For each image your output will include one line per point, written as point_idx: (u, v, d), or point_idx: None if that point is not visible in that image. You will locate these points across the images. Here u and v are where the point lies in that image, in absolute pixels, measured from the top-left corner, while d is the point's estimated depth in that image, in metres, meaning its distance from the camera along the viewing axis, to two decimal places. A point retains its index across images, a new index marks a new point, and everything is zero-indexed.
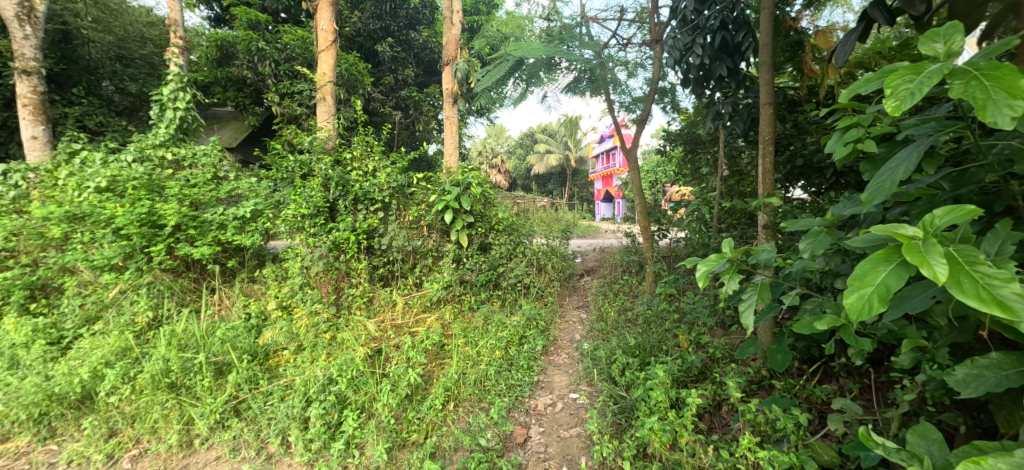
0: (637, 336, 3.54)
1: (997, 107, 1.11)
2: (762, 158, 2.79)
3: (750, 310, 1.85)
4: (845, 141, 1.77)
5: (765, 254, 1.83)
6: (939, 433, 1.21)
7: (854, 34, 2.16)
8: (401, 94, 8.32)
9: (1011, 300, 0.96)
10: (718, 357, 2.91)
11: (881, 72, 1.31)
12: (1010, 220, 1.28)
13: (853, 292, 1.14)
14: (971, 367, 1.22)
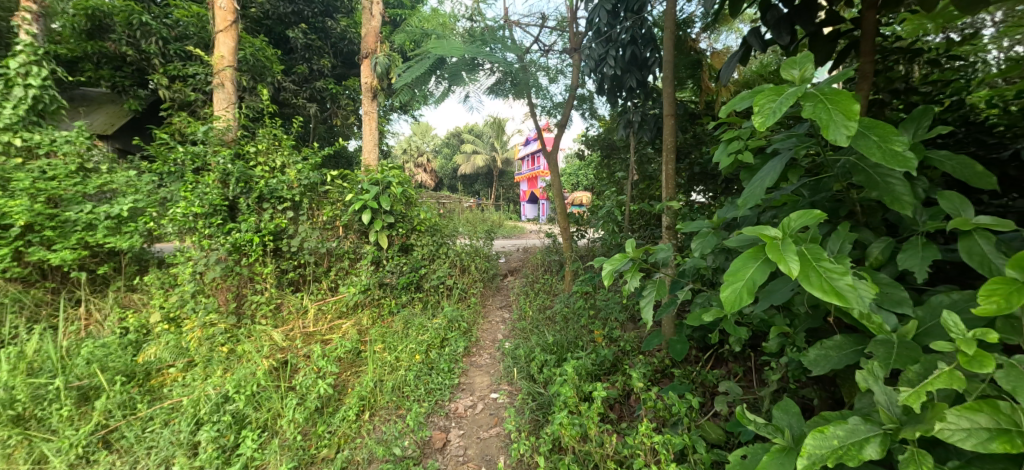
0: (555, 334, 3.66)
1: (837, 127, 1.28)
2: (664, 164, 3.01)
3: (650, 305, 1.98)
4: (728, 152, 1.98)
5: (661, 253, 1.98)
6: (798, 406, 1.35)
7: (736, 56, 2.41)
8: (316, 85, 7.78)
9: (845, 291, 1.13)
10: (628, 349, 3.10)
11: (752, 92, 1.49)
12: (848, 223, 1.51)
13: (728, 286, 1.27)
14: (822, 348, 1.40)
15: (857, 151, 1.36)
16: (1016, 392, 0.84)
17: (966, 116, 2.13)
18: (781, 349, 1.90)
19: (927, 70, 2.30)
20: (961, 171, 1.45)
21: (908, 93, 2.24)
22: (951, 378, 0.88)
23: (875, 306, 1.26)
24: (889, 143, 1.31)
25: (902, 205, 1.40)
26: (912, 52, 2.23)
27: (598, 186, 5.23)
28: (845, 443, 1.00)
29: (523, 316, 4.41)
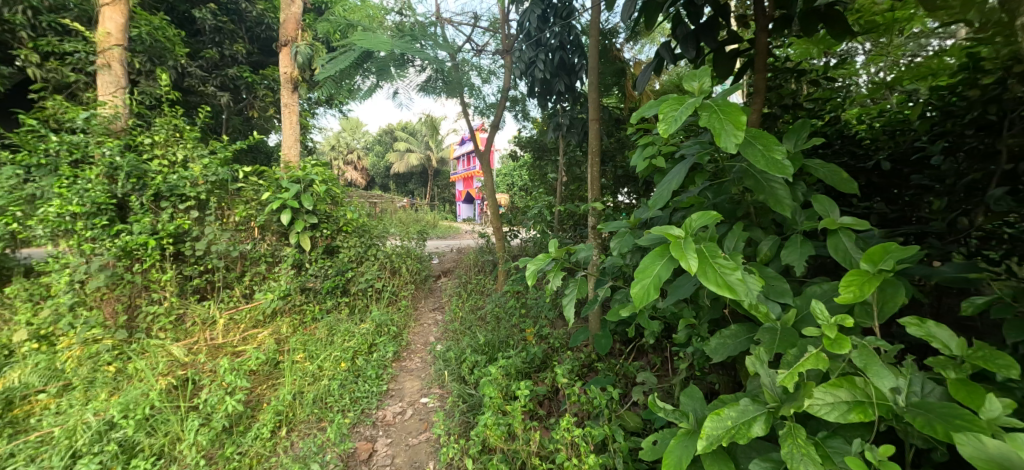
0: (486, 334, 3.65)
1: (728, 135, 1.40)
2: (589, 167, 3.11)
3: (572, 304, 2.03)
4: (644, 157, 2.09)
5: (582, 254, 2.04)
6: (701, 392, 1.45)
7: (649, 67, 2.53)
8: (229, 72, 6.70)
9: (736, 285, 1.23)
10: (557, 346, 3.17)
11: (657, 101, 1.59)
12: (742, 223, 1.66)
13: (637, 283, 1.34)
14: (721, 338, 1.52)
15: (745, 158, 1.50)
16: (867, 368, 0.96)
17: (841, 131, 2.46)
18: (689, 341, 2.04)
19: (810, 88, 2.59)
20: (831, 178, 1.64)
21: (793, 108, 2.52)
22: (818, 359, 1.00)
23: (763, 298, 1.39)
24: (771, 152, 1.46)
25: (784, 206, 1.57)
26: (797, 71, 2.51)
27: (529, 187, 5.29)
28: (736, 423, 1.09)
29: (456, 316, 4.36)
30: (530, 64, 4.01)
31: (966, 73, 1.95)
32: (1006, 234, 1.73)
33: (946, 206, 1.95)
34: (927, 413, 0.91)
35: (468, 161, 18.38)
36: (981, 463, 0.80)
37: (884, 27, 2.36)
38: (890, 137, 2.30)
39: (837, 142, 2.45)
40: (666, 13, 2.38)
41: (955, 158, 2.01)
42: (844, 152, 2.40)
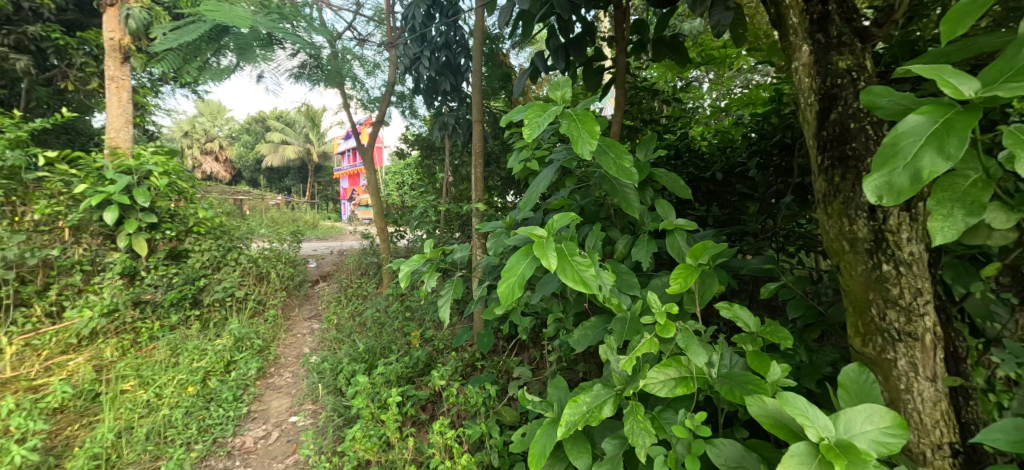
0: (368, 340, 3.44)
1: (584, 143, 1.43)
2: (472, 168, 3.10)
3: (447, 305, 1.99)
4: (521, 160, 2.14)
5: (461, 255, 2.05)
6: (565, 381, 1.54)
7: (524, 75, 2.58)
8: (30, 30, 5.02)
9: (589, 280, 1.31)
10: (441, 348, 3.10)
11: (523, 106, 1.59)
12: (600, 223, 1.80)
13: (504, 281, 1.35)
14: (584, 329, 1.65)
15: (600, 164, 1.61)
16: (688, 348, 1.11)
17: (689, 145, 2.83)
18: (557, 335, 2.14)
19: (663, 107, 2.96)
20: (672, 185, 1.87)
21: (649, 123, 2.87)
22: (651, 343, 1.12)
23: (617, 290, 1.54)
24: (621, 160, 1.60)
25: (633, 209, 1.75)
26: (652, 91, 2.85)
27: (412, 186, 5.13)
28: (590, 408, 1.16)
29: (335, 323, 4.05)
30: (415, 59, 3.89)
31: (776, 102, 2.36)
32: (802, 234, 2.12)
33: (759, 210, 2.34)
34: (730, 382, 1.08)
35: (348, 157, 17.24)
36: (764, 419, 0.88)
37: (718, 60, 2.71)
38: (721, 152, 2.69)
39: (685, 155, 2.83)
40: (541, 22, 2.49)
41: (766, 171, 2.42)
42: (691, 162, 2.78)
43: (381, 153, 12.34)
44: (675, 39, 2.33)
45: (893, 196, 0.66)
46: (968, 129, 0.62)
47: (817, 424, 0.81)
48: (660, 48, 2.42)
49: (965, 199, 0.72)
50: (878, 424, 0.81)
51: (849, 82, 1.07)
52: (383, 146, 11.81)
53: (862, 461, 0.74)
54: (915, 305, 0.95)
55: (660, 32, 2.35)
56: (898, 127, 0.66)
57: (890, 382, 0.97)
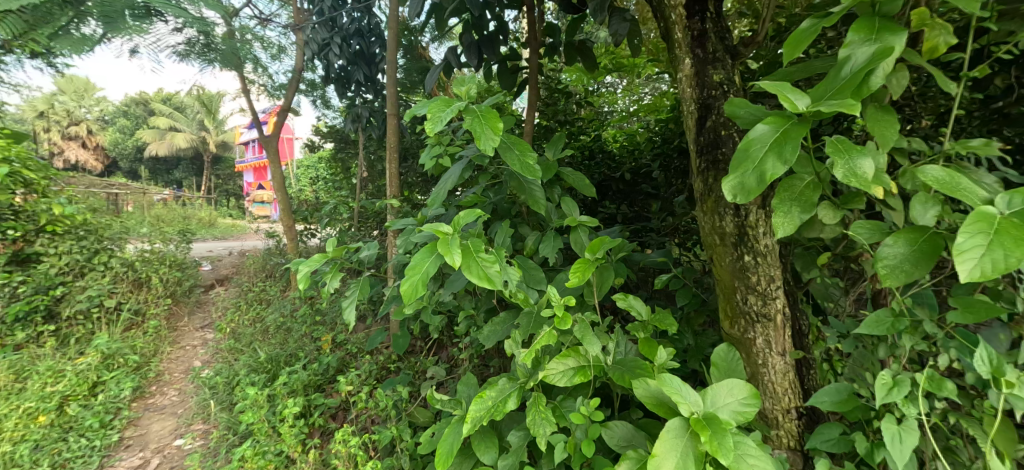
0: (273, 348, 3.16)
1: (488, 139, 1.31)
2: (387, 163, 2.94)
3: (351, 306, 1.83)
4: (432, 156, 2.01)
5: (369, 253, 1.91)
6: (475, 378, 1.53)
7: (437, 70, 2.49)
8: None
9: (494, 276, 1.18)
10: (354, 352, 2.92)
11: (427, 98, 1.45)
12: (508, 220, 1.79)
13: (407, 279, 1.13)
14: (493, 325, 1.64)
15: (505, 161, 1.52)
16: (584, 338, 1.16)
17: (602, 147, 2.96)
18: (468, 331, 2.08)
19: (578, 108, 3.17)
20: (579, 183, 1.93)
21: (565, 124, 3.05)
22: (550, 336, 1.16)
23: (525, 285, 1.57)
24: (526, 158, 1.52)
25: (539, 206, 1.78)
26: (565, 93, 3.06)
27: (321, 181, 4.78)
28: (495, 403, 1.17)
29: (234, 331, 3.68)
30: (325, 46, 3.65)
31: (675, 109, 2.53)
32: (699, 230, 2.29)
33: (661, 208, 2.49)
34: (622, 368, 1.15)
35: (249, 148, 15.74)
36: (649, 400, 0.96)
37: (627, 68, 2.90)
38: (630, 154, 2.83)
39: (598, 155, 2.95)
40: (455, 17, 2.47)
41: (667, 172, 2.58)
42: (603, 163, 2.89)
43: (292, 144, 11.43)
44: (583, 45, 2.44)
45: (745, 196, 0.75)
46: (801, 138, 0.73)
47: (689, 400, 0.89)
48: (570, 52, 2.52)
49: (800, 198, 0.84)
50: (737, 396, 0.92)
51: (721, 94, 1.20)
52: (295, 136, 10.94)
53: (725, 429, 0.83)
54: (769, 289, 1.09)
55: (569, 37, 2.46)
56: (749, 134, 0.76)
57: (751, 358, 1.11)
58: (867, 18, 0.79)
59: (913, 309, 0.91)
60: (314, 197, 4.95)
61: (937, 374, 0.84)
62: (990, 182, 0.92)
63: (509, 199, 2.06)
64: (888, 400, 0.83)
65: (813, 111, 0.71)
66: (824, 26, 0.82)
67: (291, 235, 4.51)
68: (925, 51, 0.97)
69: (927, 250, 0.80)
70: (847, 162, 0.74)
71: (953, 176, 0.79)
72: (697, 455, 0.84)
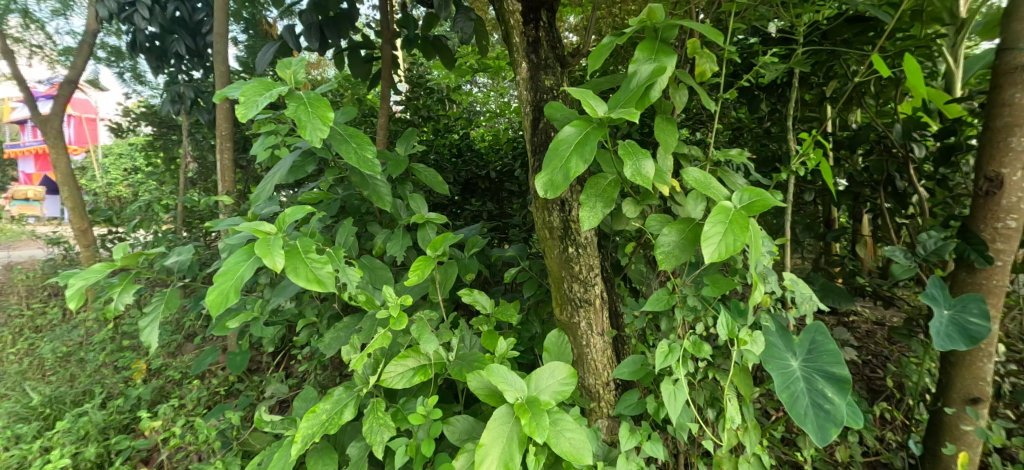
0: (56, 385, 2.48)
1: (313, 127, 1.11)
2: (218, 153, 2.45)
3: (155, 325, 1.41)
4: (267, 146, 1.64)
5: (181, 258, 1.58)
6: (315, 391, 1.34)
7: (273, 48, 2.16)
8: None
9: (326, 278, 1.03)
10: (177, 379, 2.44)
11: (243, 78, 1.19)
12: (352, 217, 1.55)
13: (216, 287, 0.97)
14: (335, 331, 1.39)
15: (339, 155, 1.30)
16: (422, 337, 1.14)
17: (469, 145, 3.02)
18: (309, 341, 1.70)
19: (442, 105, 3.14)
20: (431, 180, 1.84)
21: (428, 120, 3.03)
22: (386, 338, 1.12)
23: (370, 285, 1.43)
24: (363, 150, 1.30)
25: (384, 203, 1.58)
26: (426, 88, 3.05)
27: (131, 173, 3.80)
28: (330, 415, 1.09)
29: None
30: (125, 7, 2.81)
31: None
32: None
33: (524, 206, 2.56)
34: (462, 363, 1.16)
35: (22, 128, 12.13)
36: (482, 391, 0.99)
37: (494, 69, 2.94)
38: (495, 154, 2.95)
39: (467, 153, 3.02)
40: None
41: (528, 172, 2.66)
42: (471, 160, 2.95)
43: (96, 127, 9.16)
44: (439, 42, 2.42)
45: (553, 191, 0.83)
46: (597, 141, 0.84)
47: (515, 387, 0.95)
48: (426, 48, 2.48)
49: (603, 194, 0.96)
50: (559, 377, 1.01)
51: (552, 98, 1.30)
52: (92, 116, 8.57)
53: (543, 410, 0.91)
54: (588, 277, 1.21)
55: (424, 32, 2.42)
56: (559, 134, 0.84)
57: (577, 340, 1.22)
58: (650, 40, 0.93)
59: (689, 288, 1.11)
60: (124, 192, 4.02)
61: (699, 340, 1.04)
62: (739, 183, 1.16)
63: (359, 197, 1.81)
64: (666, 364, 1.00)
65: (607, 117, 0.81)
66: (620, 44, 0.96)
67: (85, 241, 3.33)
68: (696, 75, 1.18)
69: (691, 239, 0.97)
70: (634, 163, 0.87)
71: (707, 178, 0.98)
72: (520, 437, 0.91)
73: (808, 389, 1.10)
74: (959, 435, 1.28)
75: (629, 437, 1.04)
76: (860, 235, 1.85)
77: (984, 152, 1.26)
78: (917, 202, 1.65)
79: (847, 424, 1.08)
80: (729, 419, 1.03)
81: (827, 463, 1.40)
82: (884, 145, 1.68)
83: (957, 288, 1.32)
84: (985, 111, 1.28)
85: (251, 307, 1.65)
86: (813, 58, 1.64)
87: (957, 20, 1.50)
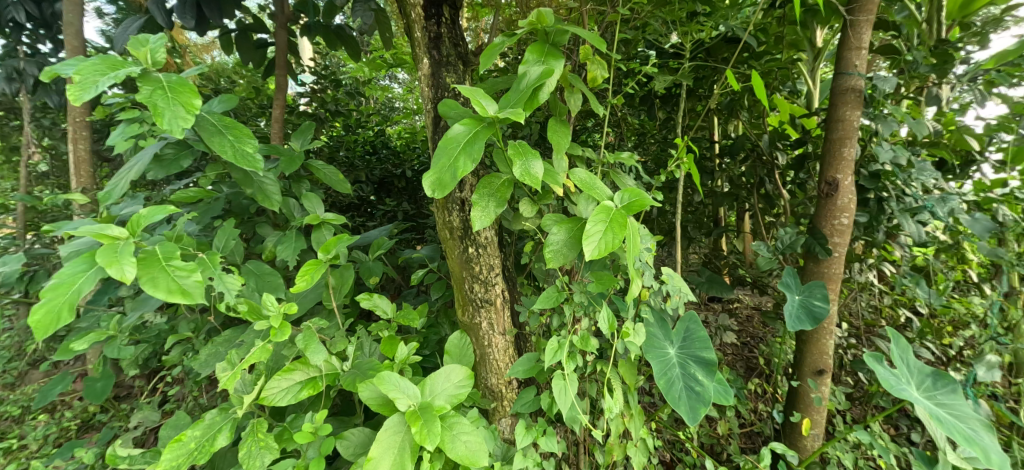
0: None
1: (172, 116, 0.97)
2: (68, 142, 2.03)
3: None
4: (127, 136, 1.39)
5: (5, 269, 1.30)
6: (188, 418, 1.18)
7: (136, 25, 1.81)
8: None
9: (193, 288, 0.92)
10: (15, 415, 2.01)
11: (81, 56, 1.02)
12: (234, 218, 1.36)
13: (44, 302, 0.82)
14: (212, 346, 1.23)
15: (211, 148, 1.17)
16: (308, 348, 1.05)
17: (386, 143, 2.96)
18: (181, 359, 1.44)
19: (353, 99, 2.91)
20: (331, 179, 1.71)
21: (337, 115, 2.81)
22: (266, 352, 1.02)
23: (254, 292, 1.27)
24: (241, 143, 1.18)
25: (272, 203, 1.43)
26: (333, 81, 2.72)
27: None
28: (199, 443, 0.97)
29: None
30: None
31: None
32: None
33: None
34: (356, 373, 1.10)
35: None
36: (373, 402, 0.96)
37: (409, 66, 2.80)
38: (411, 152, 2.90)
39: (382, 150, 2.98)
40: None
41: None
42: (388, 158, 2.90)
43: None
44: (343, 32, 2.28)
45: (441, 190, 0.82)
46: (486, 140, 0.85)
47: (406, 394, 0.93)
48: (329, 37, 2.33)
49: (496, 194, 0.96)
50: (456, 380, 1.00)
51: (453, 96, 1.28)
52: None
53: (436, 416, 0.90)
54: (489, 277, 1.21)
55: (326, 19, 2.28)
56: (447, 132, 0.83)
57: (479, 340, 1.22)
58: (541, 43, 0.96)
59: (579, 285, 1.15)
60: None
61: (586, 335, 1.09)
62: (629, 184, 1.23)
63: (246, 201, 1.60)
64: (556, 360, 1.03)
65: (496, 116, 0.83)
66: (511, 44, 1.01)
67: None
68: (588, 81, 1.23)
69: (578, 238, 1.01)
70: (523, 163, 0.89)
71: (592, 179, 1.02)
72: (412, 444, 0.90)
73: (682, 373, 1.20)
74: (808, 404, 1.48)
75: (525, 434, 1.06)
76: (739, 230, 2.06)
77: (826, 160, 1.46)
78: (781, 203, 1.87)
79: (716, 401, 1.20)
80: (616, 407, 1.10)
81: (711, 438, 1.53)
82: (756, 154, 1.88)
83: (805, 277, 1.53)
84: (826, 125, 1.48)
85: (107, 325, 1.40)
86: (695, 72, 1.80)
87: (815, 47, 1.72)
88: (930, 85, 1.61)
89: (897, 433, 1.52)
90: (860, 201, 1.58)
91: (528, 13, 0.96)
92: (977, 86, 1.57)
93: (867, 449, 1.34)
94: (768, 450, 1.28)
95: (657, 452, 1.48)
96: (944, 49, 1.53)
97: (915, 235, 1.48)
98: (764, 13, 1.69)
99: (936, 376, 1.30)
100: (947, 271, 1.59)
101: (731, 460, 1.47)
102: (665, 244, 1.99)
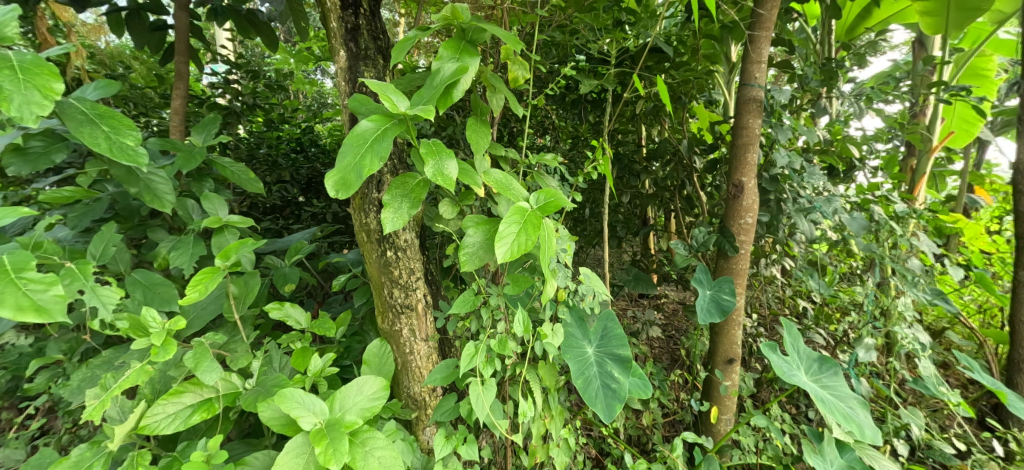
0: None
1: (22, 101, 0.84)
2: None
3: None
4: None
5: None
6: (54, 453, 1.02)
7: None
8: None
9: (50, 304, 0.79)
10: None
11: None
12: (116, 222, 1.20)
13: None
14: (86, 369, 1.07)
15: (80, 139, 1.02)
16: (198, 367, 0.95)
17: (313, 140, 2.82)
18: (51, 386, 1.25)
19: (276, 93, 2.66)
20: (240, 178, 1.55)
21: (254, 109, 2.54)
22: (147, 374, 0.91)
23: (140, 306, 1.13)
24: (119, 135, 1.04)
25: (163, 204, 1.27)
26: (252, 73, 2.48)
27: None
28: None
29: None
30: None
31: None
32: None
33: None
34: (259, 390, 1.01)
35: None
36: (276, 422, 0.90)
37: None
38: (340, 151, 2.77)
39: (310, 148, 2.83)
40: None
41: None
42: (316, 157, 2.77)
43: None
44: (256, 17, 2.11)
45: (345, 191, 0.78)
46: (394, 137, 0.82)
47: (312, 410, 0.88)
48: (241, 23, 2.14)
49: (409, 194, 0.93)
50: (367, 392, 0.95)
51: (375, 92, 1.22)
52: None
53: (343, 433, 0.85)
54: (409, 281, 1.16)
55: (237, 4, 2.09)
56: (353, 128, 0.79)
57: (400, 348, 1.17)
58: (457, 39, 0.94)
59: (498, 288, 1.14)
60: None
61: (504, 338, 1.08)
62: (552, 186, 1.24)
63: (135, 204, 1.41)
64: (472, 365, 1.01)
65: (406, 113, 0.81)
66: (426, 38, 0.97)
67: None
68: (511, 81, 1.22)
69: (494, 239, 1.00)
70: (436, 163, 0.86)
71: (508, 179, 1.01)
72: (317, 465, 0.85)
73: (600, 371, 1.23)
74: (718, 393, 1.57)
75: (444, 443, 1.02)
76: (663, 229, 2.15)
77: (732, 164, 1.57)
78: (700, 204, 1.97)
79: (636, 395, 1.24)
80: (532, 409, 1.10)
81: (637, 430, 1.59)
82: (678, 158, 1.95)
83: (716, 273, 1.63)
84: (733, 132, 1.59)
85: None
86: (619, 77, 1.81)
87: (730, 62, 1.90)
88: (821, 97, 1.77)
89: (796, 412, 1.65)
90: (762, 202, 1.70)
91: (442, 8, 0.94)
92: (860, 101, 1.73)
93: (765, 432, 1.45)
94: (680, 441, 1.34)
95: (585, 448, 1.50)
96: (830, 67, 1.67)
97: (807, 233, 1.63)
98: (680, 26, 1.78)
99: (821, 361, 1.44)
100: (834, 264, 1.76)
101: (654, 450, 1.53)
102: (593, 244, 2.04)
